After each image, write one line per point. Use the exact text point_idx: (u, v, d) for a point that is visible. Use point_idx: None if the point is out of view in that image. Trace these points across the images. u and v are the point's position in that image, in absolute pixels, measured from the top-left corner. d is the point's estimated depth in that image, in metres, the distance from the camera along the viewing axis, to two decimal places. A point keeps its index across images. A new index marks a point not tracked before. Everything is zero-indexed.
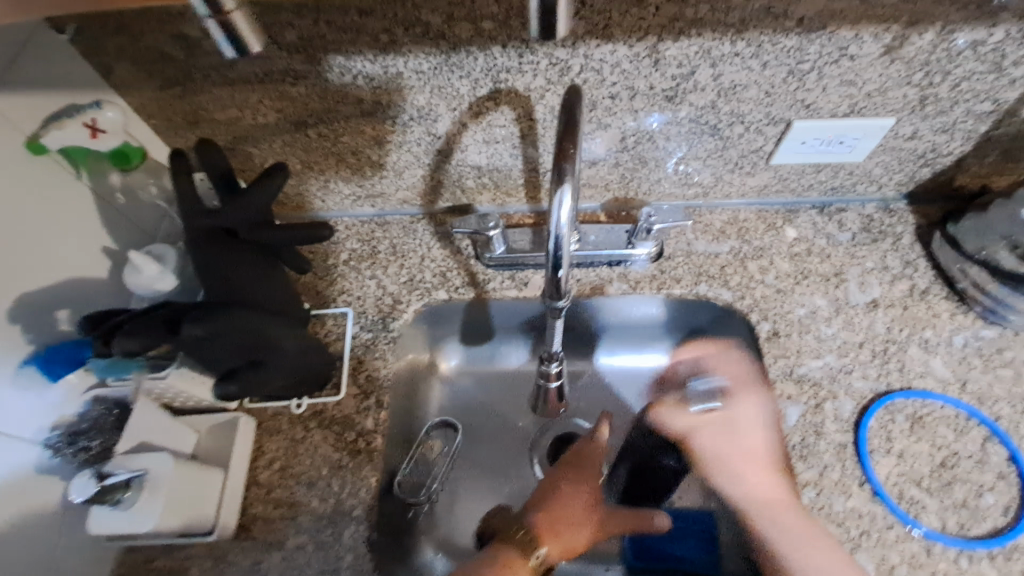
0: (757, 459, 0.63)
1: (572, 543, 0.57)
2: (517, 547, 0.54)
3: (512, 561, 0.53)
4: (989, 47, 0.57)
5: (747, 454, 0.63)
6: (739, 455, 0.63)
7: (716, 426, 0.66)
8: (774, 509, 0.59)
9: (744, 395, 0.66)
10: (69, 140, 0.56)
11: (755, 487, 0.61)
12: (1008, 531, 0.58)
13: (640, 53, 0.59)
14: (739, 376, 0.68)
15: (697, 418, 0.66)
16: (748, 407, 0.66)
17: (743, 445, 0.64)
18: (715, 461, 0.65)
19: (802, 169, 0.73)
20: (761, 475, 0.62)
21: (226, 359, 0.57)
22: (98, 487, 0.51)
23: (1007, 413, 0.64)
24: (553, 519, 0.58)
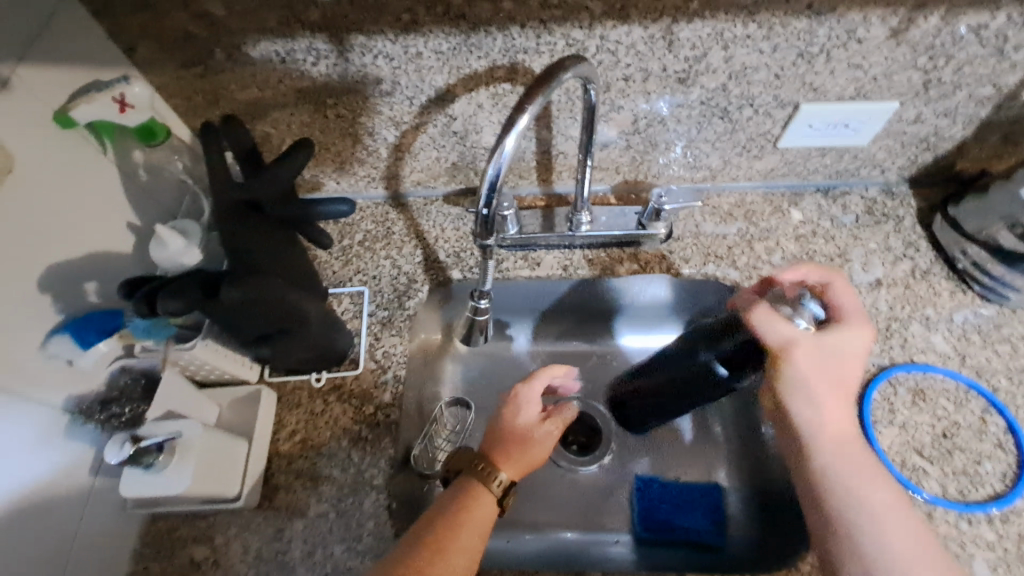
0: (844, 389, 0.54)
1: (532, 458, 0.58)
2: (478, 479, 0.55)
3: (474, 493, 0.55)
4: (991, 31, 0.59)
5: (839, 383, 0.54)
6: (831, 384, 0.54)
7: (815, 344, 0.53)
8: (856, 453, 0.53)
9: (854, 324, 0.54)
10: (98, 113, 0.57)
11: (834, 418, 0.54)
12: (1006, 496, 0.60)
13: (654, 35, 0.60)
14: (848, 303, 0.55)
15: (803, 331, 0.53)
16: (861, 338, 0.54)
17: (848, 372, 0.54)
18: (847, 385, 0.54)
19: (808, 152, 0.75)
20: (841, 407, 0.54)
21: (248, 331, 0.59)
22: (133, 449, 0.52)
23: (1004, 386, 0.66)
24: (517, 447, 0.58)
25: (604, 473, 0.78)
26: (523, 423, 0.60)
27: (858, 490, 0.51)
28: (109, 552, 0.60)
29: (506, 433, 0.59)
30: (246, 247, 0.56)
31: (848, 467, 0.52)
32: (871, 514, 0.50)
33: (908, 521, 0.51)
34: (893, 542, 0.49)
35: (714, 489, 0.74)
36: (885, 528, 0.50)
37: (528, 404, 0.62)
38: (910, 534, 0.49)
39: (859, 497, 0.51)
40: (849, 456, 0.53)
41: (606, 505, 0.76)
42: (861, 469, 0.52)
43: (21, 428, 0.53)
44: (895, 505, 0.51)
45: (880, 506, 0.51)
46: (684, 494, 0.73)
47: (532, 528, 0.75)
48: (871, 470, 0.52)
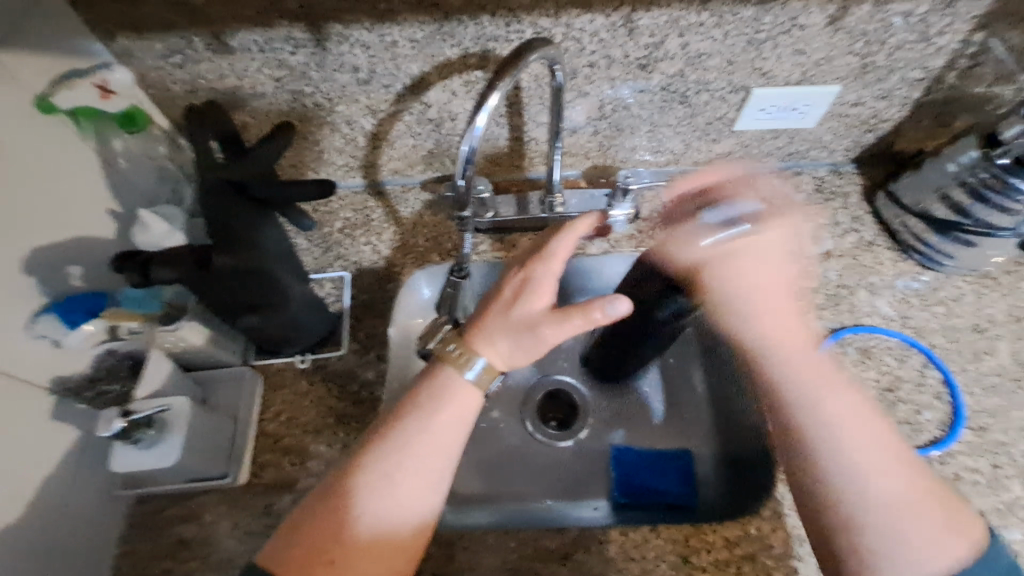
0: (782, 290, 0.65)
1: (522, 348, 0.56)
2: (449, 363, 0.56)
3: (444, 376, 0.56)
4: (917, 18, 0.65)
5: (766, 293, 0.65)
6: (771, 287, 0.66)
7: (752, 254, 0.66)
8: (801, 359, 0.60)
9: (771, 224, 0.68)
10: (79, 100, 0.60)
11: (771, 330, 0.63)
12: (944, 440, 0.66)
13: (616, 23, 0.64)
14: (772, 208, 0.69)
15: (712, 251, 0.65)
16: (769, 237, 0.67)
17: (770, 265, 0.67)
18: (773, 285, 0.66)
19: (762, 135, 0.81)
20: (782, 317, 0.64)
21: (236, 302, 0.61)
22: (123, 423, 0.54)
23: (941, 342, 0.72)
24: (499, 328, 0.56)
25: (581, 446, 0.81)
26: (516, 319, 0.56)
27: (823, 407, 0.57)
28: (95, 534, 0.61)
29: (496, 325, 0.56)
30: (231, 222, 0.57)
31: (804, 381, 0.59)
32: (833, 433, 0.55)
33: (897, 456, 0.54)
34: (876, 471, 0.54)
35: (686, 454, 0.79)
36: (868, 454, 0.54)
37: (524, 292, 0.57)
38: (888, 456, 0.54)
39: (828, 418, 0.56)
40: (806, 378, 0.59)
41: (585, 473, 0.79)
42: (824, 390, 0.58)
43: (8, 405, 0.53)
44: (871, 426, 0.56)
45: (858, 431, 0.55)
46: (657, 461, 0.78)
47: (512, 499, 0.77)
48: (833, 385, 0.58)
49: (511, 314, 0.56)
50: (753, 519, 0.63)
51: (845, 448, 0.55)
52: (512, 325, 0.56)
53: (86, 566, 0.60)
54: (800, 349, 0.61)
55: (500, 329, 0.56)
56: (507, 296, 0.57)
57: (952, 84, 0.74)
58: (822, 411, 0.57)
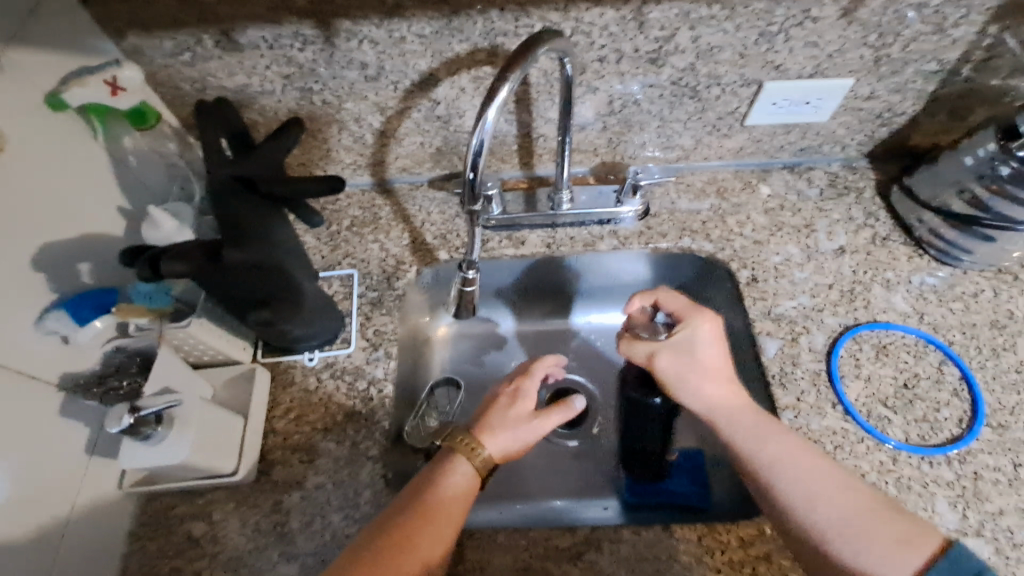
0: (717, 369, 0.62)
1: (513, 445, 0.57)
2: (460, 452, 0.55)
3: (454, 468, 0.55)
4: (933, 9, 0.64)
5: (705, 371, 0.61)
6: (718, 372, 0.61)
7: (674, 347, 0.62)
8: (733, 413, 0.59)
9: (704, 320, 0.63)
10: (91, 97, 0.60)
11: (711, 396, 0.61)
12: (964, 438, 0.64)
13: (625, 16, 0.64)
14: (686, 305, 0.65)
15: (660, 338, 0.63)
16: (706, 329, 0.62)
17: (716, 359, 0.62)
18: (714, 371, 0.62)
19: (773, 130, 0.80)
20: (723, 386, 0.61)
21: (245, 296, 0.61)
22: (132, 420, 0.53)
23: (959, 339, 0.71)
24: (495, 426, 0.58)
25: (590, 445, 0.80)
26: (516, 419, 0.59)
27: (760, 451, 0.57)
28: (105, 531, 0.60)
29: (498, 424, 0.58)
30: (236, 217, 0.56)
31: (742, 428, 0.58)
32: (784, 470, 0.55)
33: (833, 484, 0.54)
34: (818, 497, 0.53)
35: (698, 453, 0.78)
36: (809, 483, 0.54)
37: (517, 394, 0.61)
38: (824, 480, 0.54)
39: (767, 457, 0.56)
40: (741, 418, 0.59)
41: (594, 472, 0.78)
42: (764, 429, 0.58)
43: (17, 400, 0.53)
44: (810, 457, 0.56)
45: (797, 466, 0.55)
46: (668, 459, 0.77)
47: (523, 498, 0.76)
48: (770, 427, 0.58)
49: (501, 417, 0.58)
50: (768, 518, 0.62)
51: (787, 479, 0.55)
52: (505, 423, 0.58)
53: (96, 563, 0.59)
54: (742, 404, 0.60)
55: (494, 427, 0.58)
56: (497, 404, 0.60)
57: (968, 77, 0.72)
58: (760, 454, 0.56)
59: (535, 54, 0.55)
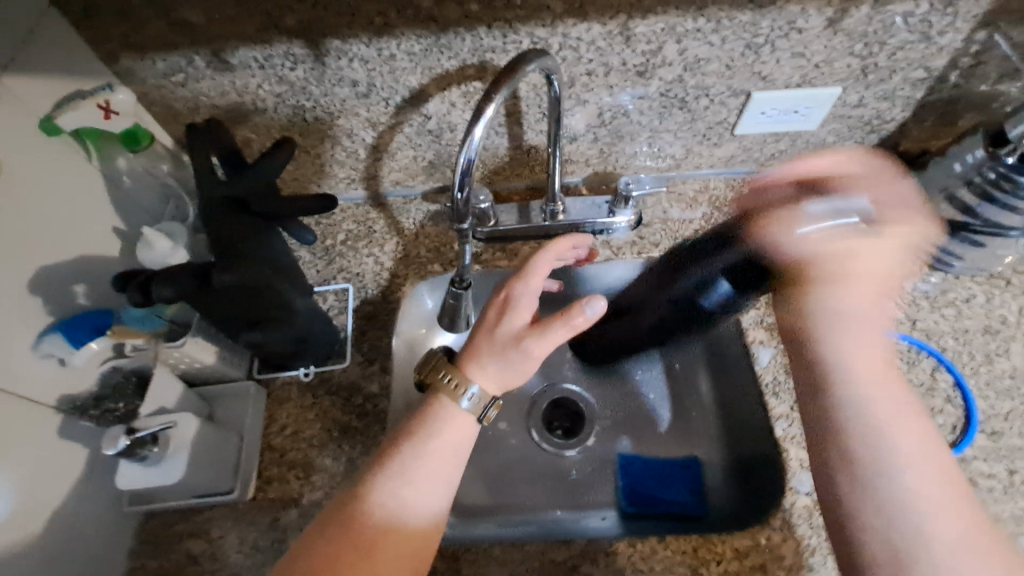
0: (879, 278, 0.61)
1: (508, 370, 0.56)
2: (443, 391, 0.56)
3: (436, 404, 0.56)
4: (918, 18, 0.65)
5: (873, 275, 0.61)
6: (875, 310, 0.60)
7: (863, 241, 0.61)
8: (886, 390, 0.55)
9: (893, 220, 0.63)
10: (83, 120, 0.61)
11: (867, 362, 0.57)
12: (957, 445, 0.65)
13: (612, 31, 0.64)
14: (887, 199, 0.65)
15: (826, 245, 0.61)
16: (900, 229, 0.63)
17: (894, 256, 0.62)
18: (868, 275, 0.61)
19: (763, 139, 0.80)
20: (870, 346, 0.58)
21: (238, 316, 0.62)
22: (128, 441, 0.53)
23: (952, 344, 0.71)
24: (482, 351, 0.57)
25: (588, 455, 0.80)
26: (502, 341, 0.57)
27: (894, 440, 0.52)
28: (103, 552, 0.61)
29: (484, 351, 0.57)
30: (229, 239, 0.57)
31: (885, 410, 0.54)
32: (902, 469, 0.51)
33: (950, 488, 0.50)
34: (934, 501, 0.49)
35: (693, 462, 0.78)
36: (928, 490, 0.50)
37: (506, 312, 0.58)
38: (947, 490, 0.50)
39: (905, 450, 0.52)
40: (886, 391, 0.55)
41: (591, 482, 0.78)
42: (888, 400, 0.54)
43: (17, 425, 0.54)
44: (941, 463, 0.52)
45: (918, 466, 0.51)
46: (664, 468, 0.77)
47: (522, 509, 0.76)
48: (908, 409, 0.54)
49: (490, 341, 0.57)
50: (763, 528, 0.62)
51: (905, 484, 0.50)
52: (495, 348, 0.57)
53: None
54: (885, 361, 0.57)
55: (485, 353, 0.57)
56: (485, 328, 0.58)
57: (955, 83, 0.73)
58: (897, 444, 0.52)
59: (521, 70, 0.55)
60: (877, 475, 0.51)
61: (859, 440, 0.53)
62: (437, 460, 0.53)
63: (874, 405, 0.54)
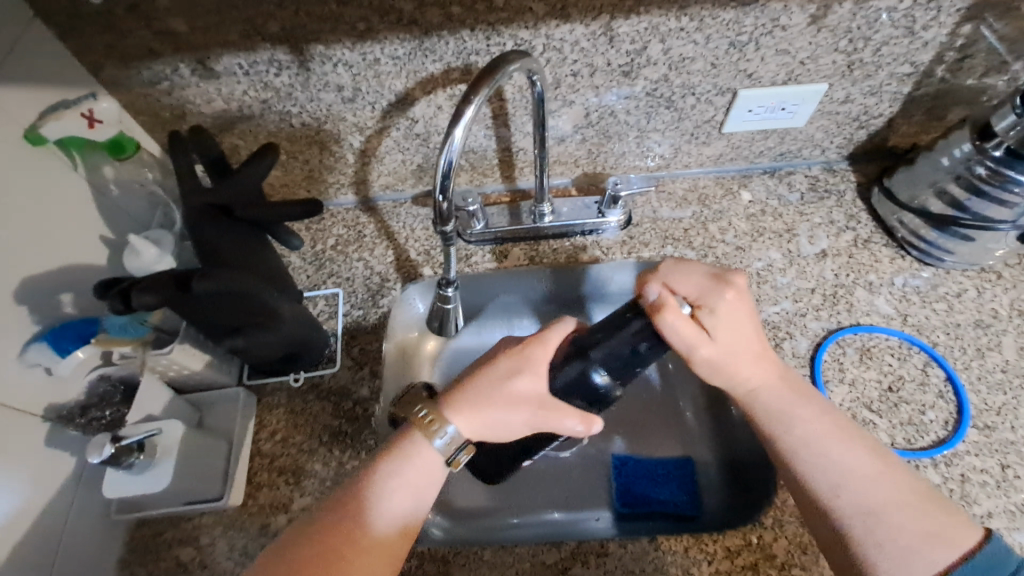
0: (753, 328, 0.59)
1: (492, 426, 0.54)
2: (420, 431, 0.54)
3: (409, 442, 0.54)
4: (901, 13, 0.65)
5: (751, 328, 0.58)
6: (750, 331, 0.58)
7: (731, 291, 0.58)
8: (770, 384, 0.58)
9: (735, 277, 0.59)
10: (67, 129, 0.60)
11: (747, 366, 0.58)
12: (949, 441, 0.64)
13: (596, 31, 0.64)
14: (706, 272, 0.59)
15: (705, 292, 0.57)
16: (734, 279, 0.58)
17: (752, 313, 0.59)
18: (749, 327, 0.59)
19: (751, 136, 0.80)
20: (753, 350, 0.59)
21: (221, 324, 0.60)
22: (113, 448, 0.53)
23: (943, 340, 0.71)
24: (467, 404, 0.54)
25: (582, 456, 0.80)
26: (504, 402, 0.53)
27: (790, 430, 0.56)
28: (93, 560, 0.61)
29: (468, 408, 0.54)
30: (216, 244, 0.57)
31: (774, 401, 0.58)
32: (811, 451, 0.54)
33: (871, 465, 0.53)
34: (854, 477, 0.52)
35: (687, 461, 0.77)
36: (851, 468, 0.53)
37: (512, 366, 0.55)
38: (859, 466, 0.53)
39: (799, 438, 0.55)
40: (766, 382, 0.58)
41: (586, 484, 0.78)
42: (777, 394, 0.58)
43: (3, 434, 0.54)
44: (844, 443, 0.54)
45: (826, 447, 0.54)
46: (659, 467, 0.77)
47: (519, 511, 0.76)
48: (800, 405, 0.57)
49: (477, 398, 0.54)
50: (754, 527, 0.62)
51: (817, 462, 0.54)
52: (477, 406, 0.54)
53: None
54: (765, 366, 0.59)
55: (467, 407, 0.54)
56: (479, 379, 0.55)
57: (942, 78, 0.73)
58: (794, 436, 0.56)
59: (502, 71, 0.55)
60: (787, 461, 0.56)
61: (775, 430, 0.57)
62: (415, 484, 0.53)
63: (753, 398, 0.58)
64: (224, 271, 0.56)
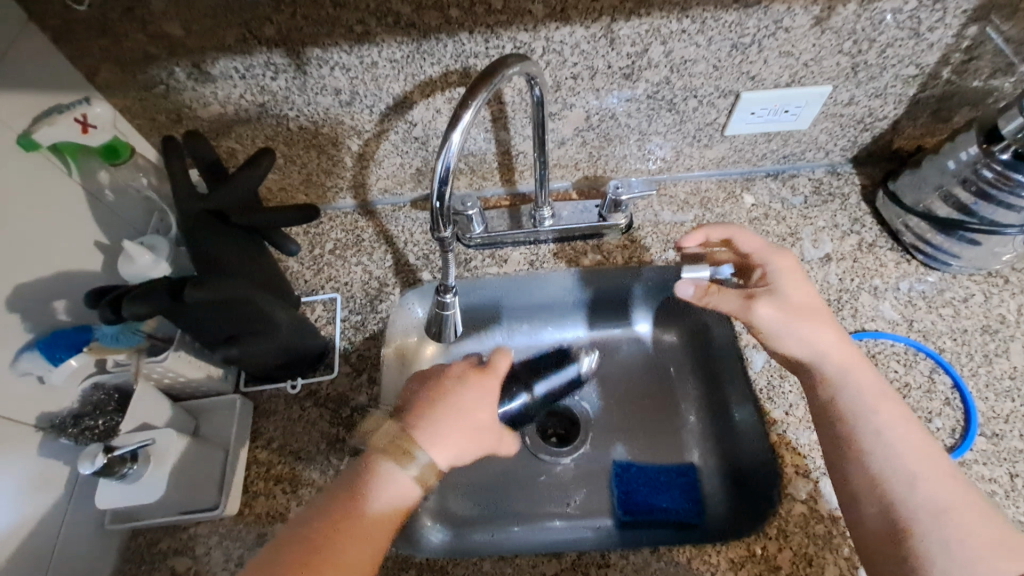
0: (817, 309, 0.62)
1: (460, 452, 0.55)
2: (390, 458, 0.52)
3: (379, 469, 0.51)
4: (906, 15, 0.64)
5: (800, 307, 0.62)
6: (817, 312, 0.62)
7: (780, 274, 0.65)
8: (856, 368, 0.59)
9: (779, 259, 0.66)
10: (61, 135, 0.59)
11: (828, 345, 0.60)
12: (957, 450, 0.63)
13: (596, 34, 0.63)
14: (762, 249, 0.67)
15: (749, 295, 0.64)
16: (783, 266, 0.65)
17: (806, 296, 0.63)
18: (813, 307, 0.62)
19: (754, 139, 0.79)
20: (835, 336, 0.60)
21: (216, 332, 0.59)
22: (105, 459, 0.53)
23: (949, 345, 0.70)
24: (439, 431, 0.54)
25: (583, 463, 0.79)
26: (471, 428, 0.55)
27: (873, 415, 0.56)
28: (87, 570, 0.60)
29: (441, 433, 0.54)
30: (211, 249, 0.56)
31: (861, 385, 0.58)
32: (889, 439, 0.54)
33: (945, 467, 0.53)
34: (924, 472, 0.52)
35: (689, 468, 0.77)
36: (923, 463, 0.53)
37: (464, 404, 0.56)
38: (932, 464, 0.53)
39: (877, 425, 0.55)
40: (850, 365, 0.59)
41: (587, 492, 0.77)
42: (862, 379, 0.58)
43: None
44: (920, 441, 0.54)
45: (903, 439, 0.54)
46: (661, 475, 0.76)
47: (519, 519, 0.75)
48: (887, 397, 0.57)
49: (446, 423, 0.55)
50: (757, 538, 0.61)
51: (891, 449, 0.54)
52: (450, 429, 0.55)
53: None
54: (851, 350, 0.60)
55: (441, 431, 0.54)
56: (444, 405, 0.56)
57: (948, 80, 0.72)
58: (873, 420, 0.55)
59: (501, 75, 0.54)
60: (858, 443, 0.55)
61: (851, 411, 0.57)
62: (388, 504, 0.50)
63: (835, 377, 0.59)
64: (219, 278, 0.55)
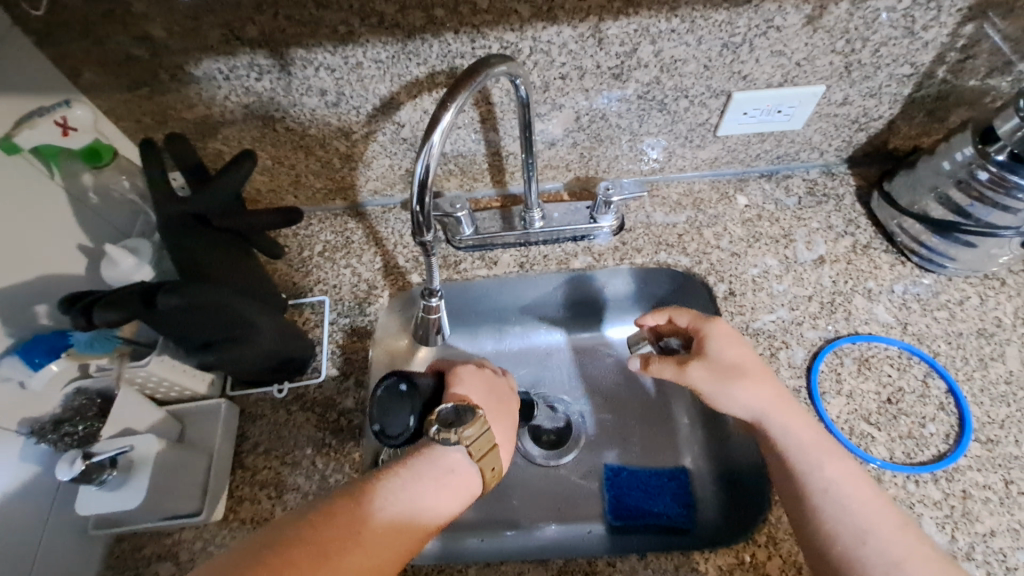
0: (758, 368, 0.61)
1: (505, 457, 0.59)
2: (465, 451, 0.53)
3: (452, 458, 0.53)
4: (900, 13, 0.63)
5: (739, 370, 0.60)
6: (755, 369, 0.60)
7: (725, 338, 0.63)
8: (795, 421, 0.57)
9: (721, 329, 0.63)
10: (42, 138, 0.58)
11: (768, 400, 0.58)
12: (950, 456, 0.62)
13: (584, 33, 0.62)
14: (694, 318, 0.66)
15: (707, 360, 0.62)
16: (721, 331, 0.63)
17: (745, 355, 0.62)
18: (755, 368, 0.61)
19: (747, 139, 0.78)
20: (773, 391, 0.59)
21: (194, 338, 0.59)
22: (84, 465, 0.52)
23: (944, 349, 0.69)
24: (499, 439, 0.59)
25: (574, 468, 0.78)
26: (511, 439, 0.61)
27: (820, 469, 0.54)
28: None
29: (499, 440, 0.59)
30: (194, 253, 0.56)
31: (803, 440, 0.56)
32: (839, 493, 0.52)
33: (896, 517, 0.51)
34: (877, 524, 0.51)
35: (681, 472, 0.76)
36: (872, 513, 0.51)
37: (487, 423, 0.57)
38: (881, 513, 0.51)
39: (824, 478, 0.53)
40: (786, 416, 0.57)
41: (578, 497, 0.76)
42: (802, 432, 0.57)
43: None
44: (869, 492, 0.53)
45: (851, 492, 0.52)
46: (652, 479, 0.75)
47: (511, 523, 0.74)
48: (828, 449, 0.56)
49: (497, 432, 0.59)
50: (747, 545, 0.59)
51: (841, 503, 0.52)
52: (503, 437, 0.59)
53: None
54: (790, 407, 0.58)
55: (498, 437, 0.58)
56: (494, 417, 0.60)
57: (944, 79, 0.70)
58: (820, 475, 0.54)
59: (484, 76, 0.54)
60: (811, 500, 0.53)
61: (798, 467, 0.55)
62: (447, 490, 0.51)
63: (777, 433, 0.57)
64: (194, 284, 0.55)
